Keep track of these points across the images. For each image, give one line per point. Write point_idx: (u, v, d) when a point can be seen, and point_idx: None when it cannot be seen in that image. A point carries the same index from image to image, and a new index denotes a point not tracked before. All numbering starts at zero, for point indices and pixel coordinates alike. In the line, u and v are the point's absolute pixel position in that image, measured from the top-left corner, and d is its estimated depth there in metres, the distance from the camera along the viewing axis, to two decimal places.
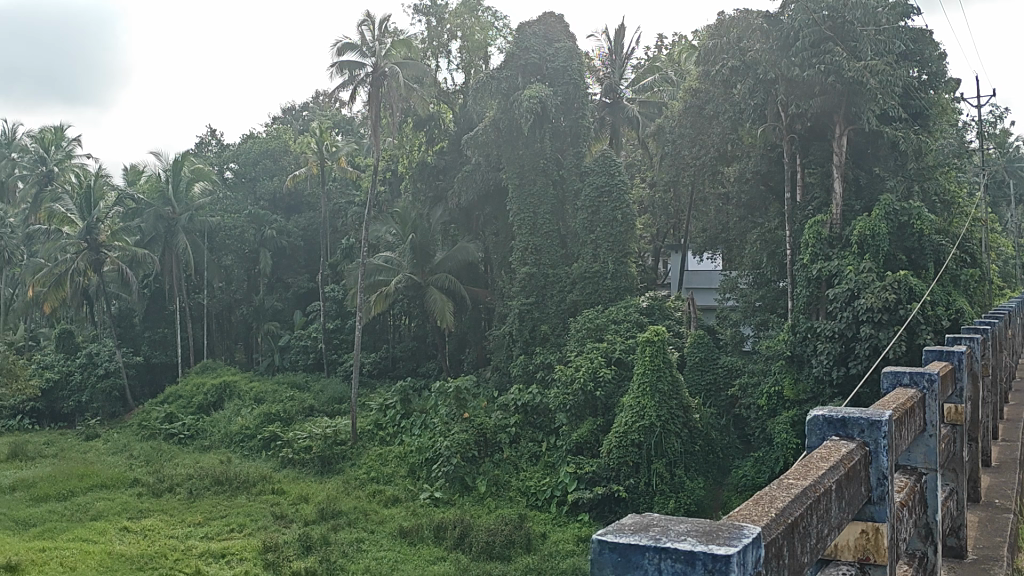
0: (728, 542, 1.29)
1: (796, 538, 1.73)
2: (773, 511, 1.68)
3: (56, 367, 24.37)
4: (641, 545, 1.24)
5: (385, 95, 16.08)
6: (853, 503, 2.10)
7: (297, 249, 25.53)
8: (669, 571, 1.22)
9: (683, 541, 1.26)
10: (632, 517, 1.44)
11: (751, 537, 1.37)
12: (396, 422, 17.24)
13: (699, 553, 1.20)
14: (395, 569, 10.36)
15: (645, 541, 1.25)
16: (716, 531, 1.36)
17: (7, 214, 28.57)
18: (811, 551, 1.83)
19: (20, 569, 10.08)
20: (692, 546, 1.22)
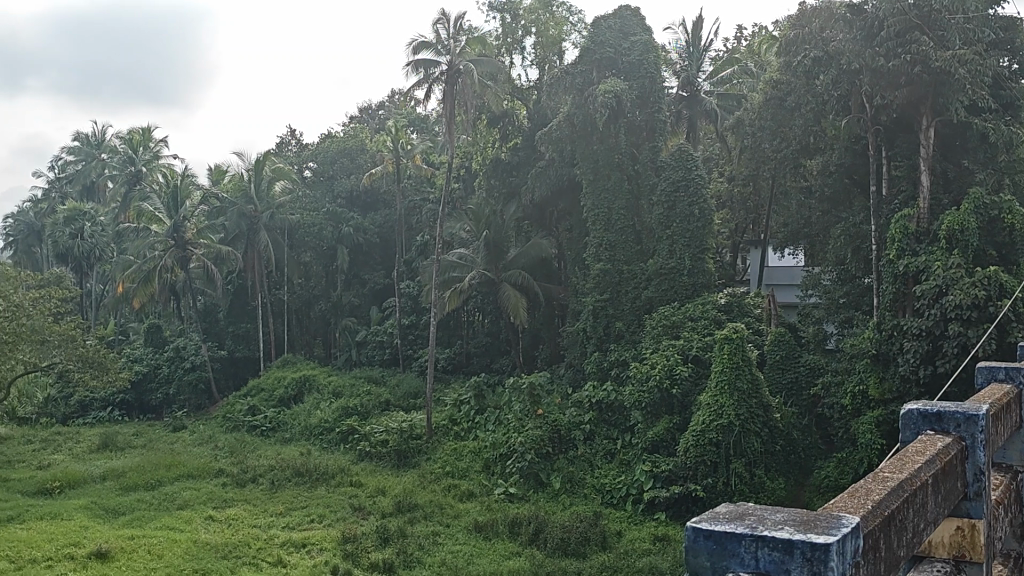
0: (824, 530, 1.48)
1: (894, 532, 1.72)
2: (869, 503, 1.67)
3: (145, 360, 25.28)
4: (738, 534, 1.46)
5: (459, 93, 16.19)
6: (949, 497, 2.08)
7: (374, 246, 25.88)
8: (769, 559, 1.45)
9: (781, 530, 1.48)
10: (731, 505, 1.65)
11: (846, 524, 1.53)
12: (470, 417, 17.34)
13: (798, 542, 1.42)
14: (470, 562, 10.43)
15: (743, 530, 1.48)
16: (811, 520, 1.53)
17: (99, 212, 29.73)
18: (908, 545, 1.81)
19: (111, 556, 10.50)
20: (790, 536, 1.44)
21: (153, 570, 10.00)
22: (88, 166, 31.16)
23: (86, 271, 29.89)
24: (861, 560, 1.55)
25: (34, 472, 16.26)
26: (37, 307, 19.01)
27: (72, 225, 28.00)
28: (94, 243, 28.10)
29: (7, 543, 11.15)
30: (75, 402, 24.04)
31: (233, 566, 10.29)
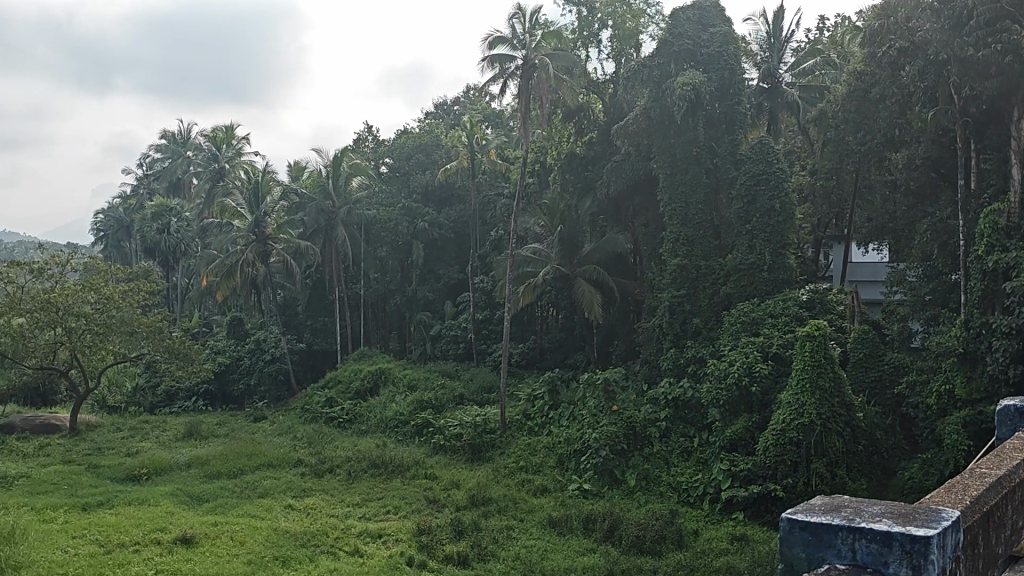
0: (929, 526, 2.17)
1: (992, 527, 2.38)
2: (967, 503, 2.36)
3: (227, 352, 26.03)
4: (836, 528, 2.26)
5: (535, 88, 16.18)
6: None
7: (449, 241, 26.07)
8: (868, 549, 2.21)
9: (879, 524, 2.24)
10: (825, 505, 2.57)
11: (948, 521, 2.19)
12: (544, 413, 17.37)
13: (898, 536, 2.15)
14: (545, 558, 10.44)
15: (843, 524, 2.27)
16: (913, 516, 2.26)
17: (184, 208, 30.66)
18: (1005, 536, 2.47)
19: (195, 542, 10.85)
20: (890, 531, 2.18)
21: (235, 556, 10.26)
22: (173, 163, 32.12)
23: (171, 264, 30.87)
24: (961, 552, 2.24)
25: (122, 459, 16.89)
26: (126, 300, 19.72)
27: (159, 220, 28.95)
28: (179, 238, 28.98)
29: (98, 526, 11.58)
30: (161, 392, 24.67)
31: (312, 555, 10.49)
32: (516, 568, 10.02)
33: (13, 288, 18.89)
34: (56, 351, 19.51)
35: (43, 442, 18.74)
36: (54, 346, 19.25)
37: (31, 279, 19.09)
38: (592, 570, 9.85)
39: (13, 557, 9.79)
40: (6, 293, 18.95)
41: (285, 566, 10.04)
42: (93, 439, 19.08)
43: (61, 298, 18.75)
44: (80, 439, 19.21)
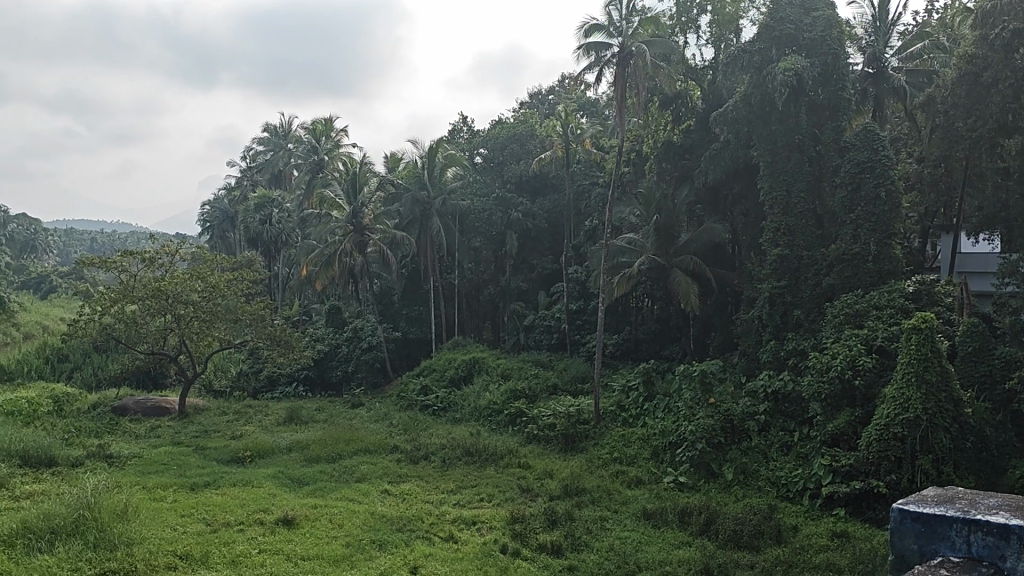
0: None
1: None
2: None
3: (326, 340, 26.71)
4: (954, 520, 3.25)
5: (631, 75, 16.03)
6: None
7: (543, 231, 26.07)
8: (983, 539, 3.17)
9: (995, 516, 3.20)
10: (937, 494, 3.58)
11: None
12: (639, 404, 17.23)
13: (1012, 529, 3.09)
14: (640, 550, 10.36)
15: (960, 517, 3.25)
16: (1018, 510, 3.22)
17: (286, 199, 31.58)
18: None
19: (296, 523, 11.17)
20: (1005, 525, 3.13)
21: (334, 538, 10.53)
22: (275, 156, 33.07)
23: (273, 254, 31.85)
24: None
25: (228, 441, 17.53)
26: (231, 288, 20.43)
27: (262, 211, 29.88)
28: (280, 229, 29.87)
29: (205, 506, 12.06)
30: (263, 377, 25.28)
31: (407, 539, 10.67)
32: (609, 559, 9.97)
33: (126, 276, 19.79)
34: (166, 337, 20.38)
35: (155, 424, 19.63)
36: (165, 332, 20.11)
37: (143, 268, 19.97)
38: (687, 563, 9.71)
39: (126, 534, 10.29)
40: (119, 281, 19.87)
41: (383, 550, 10.25)
42: (200, 422, 19.87)
43: (171, 286, 19.56)
44: (188, 422, 20.03)
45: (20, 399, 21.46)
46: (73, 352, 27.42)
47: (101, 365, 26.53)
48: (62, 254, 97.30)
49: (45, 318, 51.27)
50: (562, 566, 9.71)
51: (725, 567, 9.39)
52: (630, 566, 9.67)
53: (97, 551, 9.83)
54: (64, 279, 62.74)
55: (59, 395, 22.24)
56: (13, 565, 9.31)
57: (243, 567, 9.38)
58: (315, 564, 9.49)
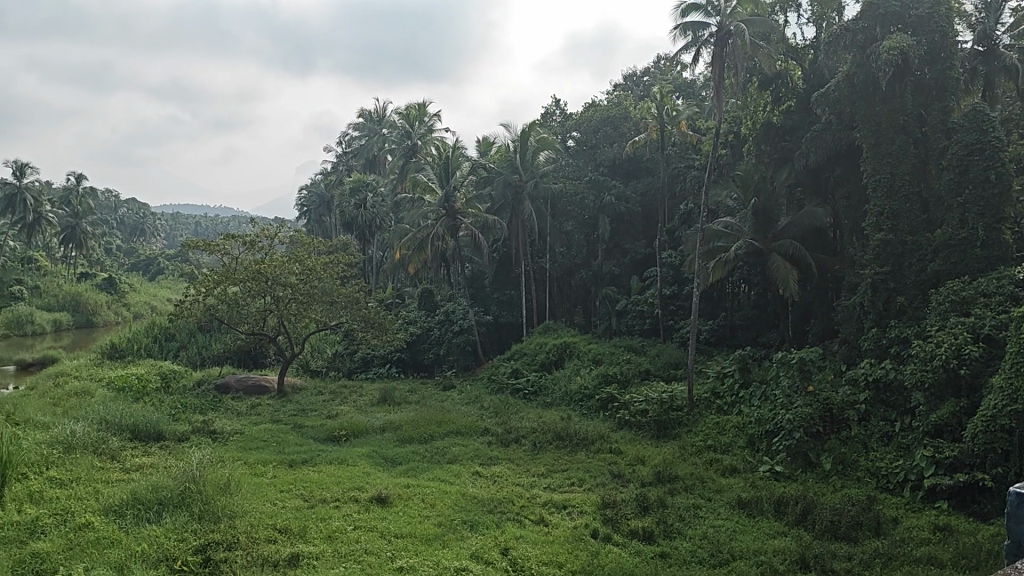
0: None
1: None
2: None
3: (419, 323, 27.10)
4: None
5: (730, 55, 15.66)
6: None
7: (636, 215, 25.81)
8: None
9: None
10: None
11: None
12: (734, 391, 16.89)
13: None
14: (733, 539, 10.18)
15: None
16: None
17: (380, 184, 32.09)
18: None
19: (389, 501, 11.37)
20: None
21: (427, 518, 10.68)
22: (370, 141, 33.61)
23: (368, 238, 32.44)
24: None
25: (324, 420, 17.96)
26: (327, 271, 20.85)
27: (357, 195, 30.48)
28: (375, 213, 30.40)
29: (303, 482, 12.40)
30: (358, 358, 25.78)
31: (499, 520, 10.74)
32: (702, 547, 9.82)
33: (228, 259, 20.47)
34: (266, 318, 21.03)
35: (255, 402, 20.29)
36: (265, 313, 20.72)
37: (244, 251, 20.60)
38: (783, 554, 9.49)
39: (229, 506, 10.65)
40: (222, 263, 20.55)
41: (474, 531, 10.33)
42: (298, 401, 20.44)
43: (271, 268, 20.12)
44: (287, 401, 20.61)
45: (131, 376, 22.48)
46: (180, 331, 28.57)
47: (205, 344, 27.56)
48: (170, 238, 101.50)
49: (154, 299, 53.63)
50: (654, 553, 9.63)
51: (822, 558, 9.13)
52: (724, 555, 9.51)
53: (202, 523, 10.22)
54: (171, 262, 65.42)
55: (167, 372, 23.22)
56: (124, 534, 9.76)
57: (339, 543, 9.61)
58: (408, 542, 9.65)
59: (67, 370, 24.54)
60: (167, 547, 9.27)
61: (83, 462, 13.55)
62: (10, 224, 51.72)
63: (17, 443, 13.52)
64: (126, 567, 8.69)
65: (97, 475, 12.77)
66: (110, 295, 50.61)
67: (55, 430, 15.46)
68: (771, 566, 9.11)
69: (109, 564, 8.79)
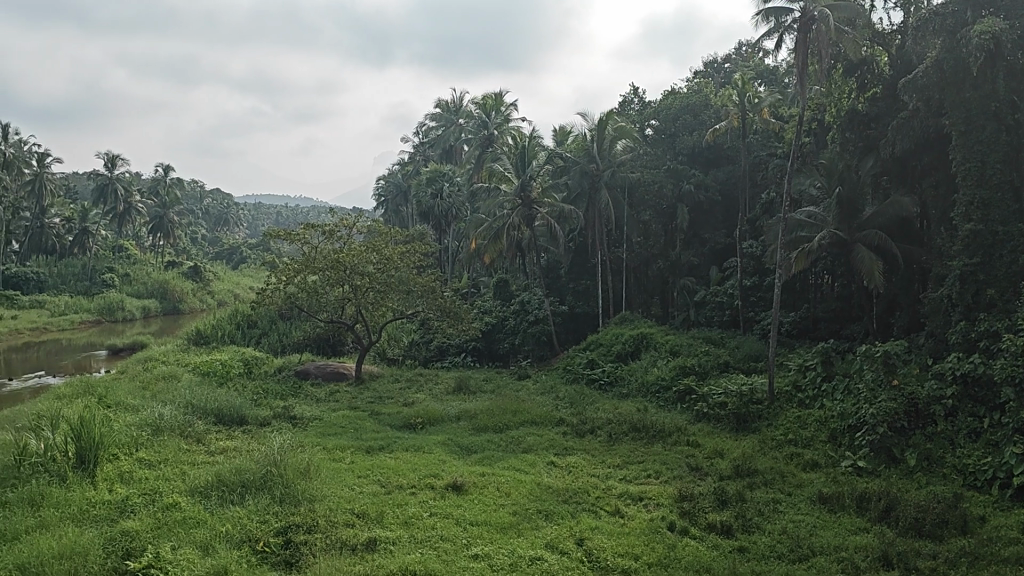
0: None
1: None
2: None
3: (495, 312, 27.21)
4: None
5: (814, 41, 15.21)
6: None
7: (716, 205, 25.40)
8: None
9: None
10: None
11: None
12: (816, 384, 16.48)
13: None
14: (813, 534, 9.93)
15: None
16: None
17: (457, 173, 32.29)
18: None
19: (464, 489, 11.45)
20: None
21: (502, 506, 10.71)
22: (448, 131, 33.84)
23: (445, 228, 32.70)
24: None
25: (401, 408, 18.18)
26: (404, 260, 21.04)
27: (434, 185, 30.72)
28: (452, 202, 30.63)
29: (380, 468, 12.57)
30: (434, 347, 26.00)
31: (573, 511, 10.70)
32: (782, 543, 9.61)
33: (308, 248, 20.87)
34: (344, 306, 21.39)
35: (333, 388, 20.65)
36: (343, 301, 21.08)
37: (323, 240, 20.97)
38: (865, 550, 9.23)
39: (309, 490, 10.86)
40: (303, 252, 20.96)
41: (549, 520, 10.31)
42: (375, 388, 20.74)
43: (349, 258, 20.44)
44: (364, 388, 20.94)
45: (215, 361, 23.15)
46: (261, 318, 29.28)
47: (285, 331, 28.19)
48: (253, 227, 104.13)
49: (237, 287, 55.19)
50: (732, 547, 9.46)
51: (905, 555, 8.83)
52: (804, 551, 9.29)
53: (283, 505, 10.45)
54: (254, 250, 67.23)
55: (249, 358, 23.82)
56: (208, 515, 10.04)
57: (414, 528, 9.70)
58: (483, 530, 9.68)
59: (156, 355, 25.42)
60: (249, 528, 9.50)
61: (170, 444, 13.98)
62: (102, 215, 53.79)
63: (109, 424, 14.05)
64: (211, 546, 8.95)
65: (184, 457, 13.17)
66: (195, 283, 52.24)
67: (144, 413, 16.03)
68: (852, 563, 8.85)
69: (195, 544, 9.06)
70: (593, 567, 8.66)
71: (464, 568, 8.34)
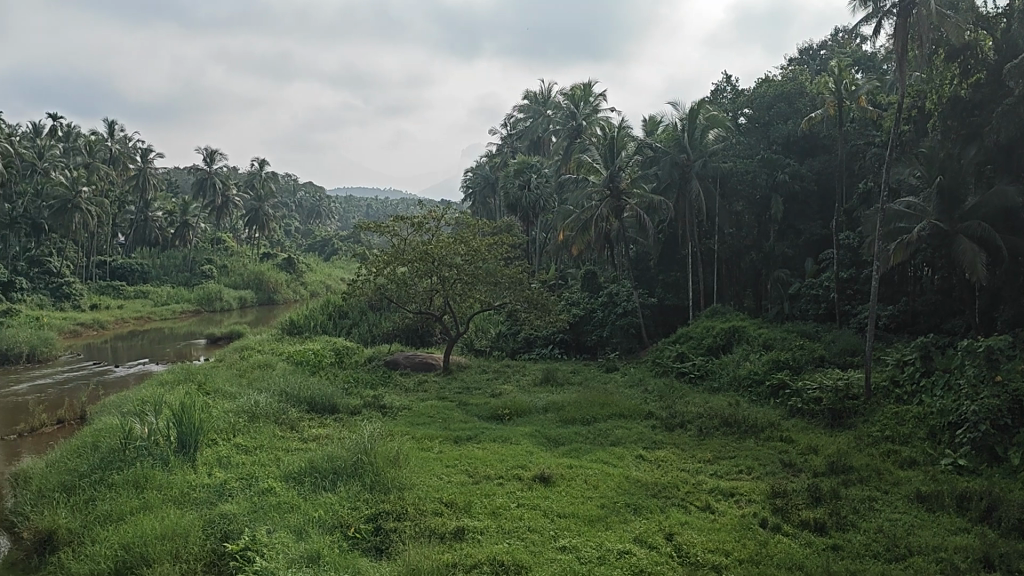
0: None
1: None
2: None
3: (582, 304, 27.11)
4: None
5: (914, 26, 14.60)
6: None
7: (811, 195, 24.71)
8: None
9: None
10: None
11: None
12: (914, 379, 15.89)
13: None
14: (911, 533, 9.56)
15: None
16: None
17: (545, 165, 32.30)
18: None
19: (551, 481, 11.43)
20: None
21: (589, 499, 10.65)
22: (535, 122, 33.86)
23: (532, 220, 32.76)
24: None
25: (487, 399, 18.27)
26: (492, 252, 21.14)
27: (522, 177, 30.79)
28: (539, 194, 30.67)
29: (468, 458, 12.64)
30: (521, 339, 26.04)
31: (663, 505, 10.55)
32: (877, 541, 9.27)
33: (397, 240, 21.16)
34: (433, 298, 21.60)
35: (422, 378, 20.86)
36: (432, 292, 21.29)
37: (412, 232, 21.18)
38: (965, 550, 8.84)
39: (398, 478, 11.00)
40: (392, 244, 21.25)
41: (637, 514, 10.20)
42: (463, 379, 20.88)
43: (438, 249, 20.66)
44: (452, 378, 21.10)
45: (308, 350, 23.71)
46: (352, 309, 29.88)
47: (375, 322, 28.65)
48: (344, 220, 106.35)
49: (329, 278, 56.48)
50: (826, 545, 9.19)
51: (1008, 557, 8.43)
52: (901, 550, 8.95)
53: (374, 493, 10.61)
54: (345, 243, 68.65)
55: (340, 348, 24.32)
56: (302, 500, 10.26)
57: (502, 519, 9.72)
58: (571, 522, 9.64)
59: (252, 344, 26.19)
60: (341, 515, 9.66)
61: (265, 430, 14.36)
62: (201, 209, 55.72)
63: (209, 411, 14.53)
64: (304, 531, 9.15)
65: (279, 444, 13.51)
66: (289, 274, 53.74)
67: (241, 400, 16.51)
68: (951, 563, 8.49)
69: (290, 528, 9.27)
70: (683, 562, 8.52)
71: (551, 560, 8.32)
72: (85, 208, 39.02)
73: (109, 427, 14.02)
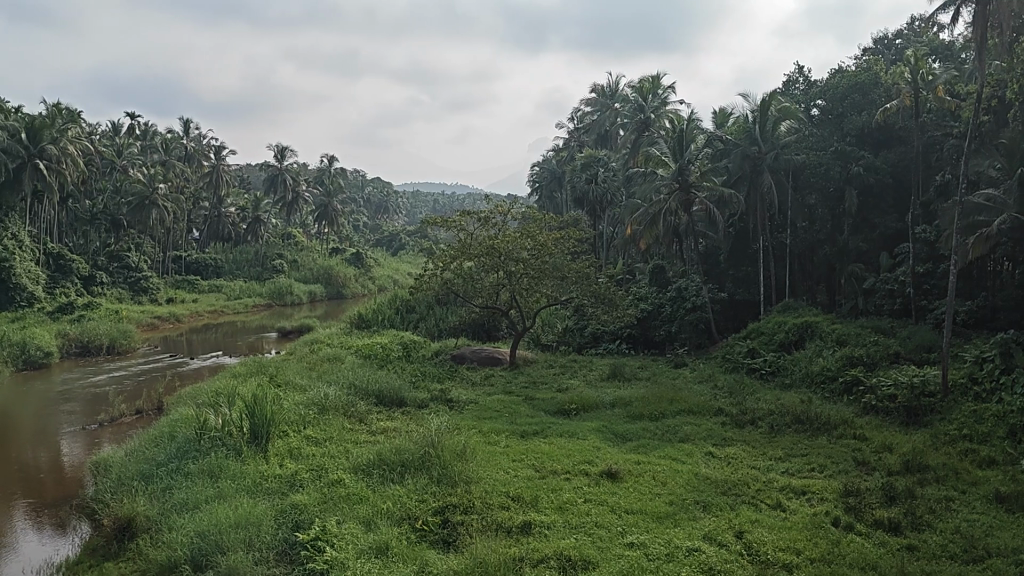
0: None
1: None
2: None
3: (650, 299, 26.86)
4: None
5: (996, 12, 14.01)
6: None
7: (886, 188, 24.04)
8: None
9: None
10: None
11: None
12: (995, 377, 15.35)
13: None
14: (991, 534, 9.21)
15: None
16: None
17: (612, 159, 32.06)
18: None
19: (619, 476, 11.32)
20: None
21: (657, 495, 10.52)
22: (602, 116, 33.64)
23: (599, 215, 32.57)
24: None
25: (554, 394, 18.23)
26: (559, 246, 21.06)
27: (589, 171, 30.62)
28: (606, 188, 30.46)
29: (534, 453, 12.61)
30: (588, 334, 25.93)
31: (732, 503, 10.36)
32: (955, 542, 8.97)
33: (464, 235, 21.20)
34: (499, 292, 21.63)
35: (489, 373, 20.91)
36: (499, 286, 21.32)
37: (479, 227, 21.20)
38: None
39: (465, 471, 11.03)
40: (460, 239, 21.32)
41: (706, 511, 10.04)
42: (529, 373, 20.87)
43: (504, 244, 20.66)
44: (519, 373, 21.09)
45: (376, 344, 23.97)
46: (420, 304, 30.13)
47: (442, 316, 28.84)
48: (411, 215, 107.40)
49: (397, 273, 57.11)
50: (901, 545, 8.92)
51: None
52: (979, 552, 8.63)
53: (441, 486, 10.65)
54: (412, 238, 69.31)
55: (408, 342, 24.53)
56: (371, 492, 10.36)
57: (569, 514, 9.68)
58: (638, 518, 9.54)
59: (323, 337, 26.59)
60: (409, 507, 9.72)
61: (335, 423, 14.53)
62: (272, 205, 56.85)
63: (282, 403, 14.79)
64: (373, 522, 9.24)
65: (349, 436, 13.66)
66: (357, 269, 54.53)
67: (311, 393, 16.75)
68: None
69: (359, 519, 9.37)
70: (754, 561, 8.36)
71: (619, 556, 8.25)
72: (162, 204, 40.15)
73: (185, 418, 14.34)
